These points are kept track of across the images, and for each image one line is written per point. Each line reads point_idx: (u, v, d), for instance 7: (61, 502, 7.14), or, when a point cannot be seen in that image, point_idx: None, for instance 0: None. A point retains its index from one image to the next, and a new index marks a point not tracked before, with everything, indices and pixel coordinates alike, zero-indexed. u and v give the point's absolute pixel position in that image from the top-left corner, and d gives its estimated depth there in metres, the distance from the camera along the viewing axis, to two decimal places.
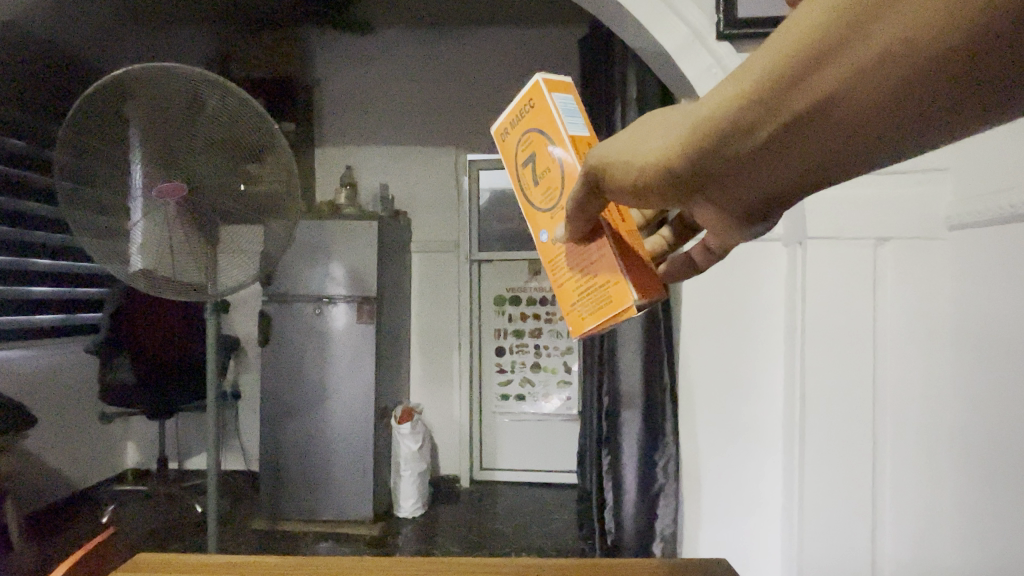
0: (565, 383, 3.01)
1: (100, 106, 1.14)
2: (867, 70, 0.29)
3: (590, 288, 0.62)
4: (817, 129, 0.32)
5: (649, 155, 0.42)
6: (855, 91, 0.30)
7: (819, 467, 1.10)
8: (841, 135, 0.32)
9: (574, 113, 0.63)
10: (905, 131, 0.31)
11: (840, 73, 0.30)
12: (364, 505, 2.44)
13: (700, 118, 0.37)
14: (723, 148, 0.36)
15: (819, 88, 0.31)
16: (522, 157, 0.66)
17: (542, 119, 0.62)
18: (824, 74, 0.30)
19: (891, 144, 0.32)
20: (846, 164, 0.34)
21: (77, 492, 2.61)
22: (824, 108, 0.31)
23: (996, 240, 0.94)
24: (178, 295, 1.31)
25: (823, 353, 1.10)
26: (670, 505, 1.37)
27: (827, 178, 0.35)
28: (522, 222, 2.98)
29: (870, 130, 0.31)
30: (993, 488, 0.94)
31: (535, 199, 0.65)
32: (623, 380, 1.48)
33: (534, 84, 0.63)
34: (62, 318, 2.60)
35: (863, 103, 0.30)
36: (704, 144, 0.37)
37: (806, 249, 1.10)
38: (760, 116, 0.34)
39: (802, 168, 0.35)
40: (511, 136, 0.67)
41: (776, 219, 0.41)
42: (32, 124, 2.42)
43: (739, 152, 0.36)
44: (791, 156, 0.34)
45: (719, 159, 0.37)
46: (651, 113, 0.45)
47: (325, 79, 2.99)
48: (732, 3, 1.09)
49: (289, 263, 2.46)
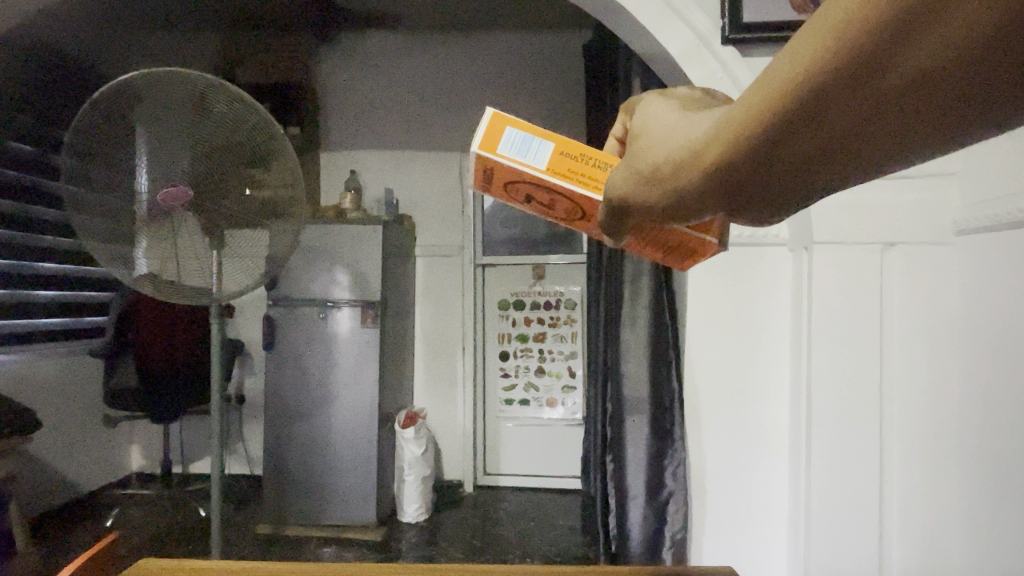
0: (570, 388, 2.98)
1: (106, 112, 1.15)
2: (892, 99, 0.30)
3: (666, 247, 0.62)
4: (842, 154, 0.34)
5: (671, 167, 0.42)
6: (879, 117, 0.31)
7: (827, 476, 1.09)
8: (865, 156, 0.34)
9: (530, 145, 0.62)
10: (918, 134, 0.32)
11: (862, 102, 0.31)
12: (368, 510, 2.43)
13: (721, 145, 0.38)
14: (750, 175, 0.37)
15: (842, 117, 0.32)
16: (520, 200, 0.65)
17: (510, 175, 0.62)
18: (848, 105, 0.31)
19: (904, 147, 0.33)
20: (860, 168, 0.34)
21: (81, 496, 2.61)
22: (847, 135, 0.33)
23: (1005, 246, 0.93)
24: (184, 299, 1.33)
25: (832, 360, 1.09)
26: (679, 512, 1.30)
27: (840, 182, 0.36)
28: (525, 227, 3.02)
29: (889, 152, 0.33)
30: (999, 494, 0.94)
31: (560, 216, 0.65)
32: (629, 386, 1.47)
33: (478, 156, 0.61)
34: (67, 322, 2.61)
35: (888, 127, 0.32)
36: (729, 172, 0.38)
37: (812, 253, 1.10)
38: (789, 139, 0.34)
39: (817, 174, 0.36)
40: (495, 191, 0.66)
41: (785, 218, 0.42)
42: (39, 128, 2.43)
43: (768, 175, 0.37)
44: (816, 178, 0.36)
45: (747, 186, 0.38)
46: (661, 130, 0.45)
47: (330, 83, 3.00)
48: (736, 9, 1.09)
49: (294, 267, 2.47)
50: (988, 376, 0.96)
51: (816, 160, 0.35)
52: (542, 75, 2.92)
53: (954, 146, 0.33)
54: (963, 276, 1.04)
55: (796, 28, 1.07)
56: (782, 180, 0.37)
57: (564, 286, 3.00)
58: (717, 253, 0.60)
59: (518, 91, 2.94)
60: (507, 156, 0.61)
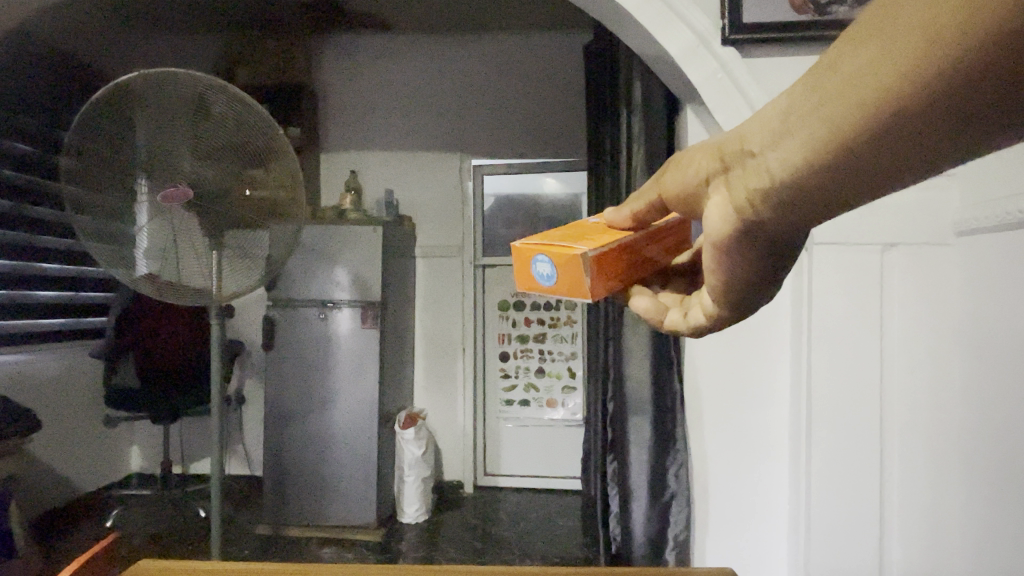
0: (570, 389, 3.00)
1: (103, 114, 1.15)
2: (892, 56, 0.29)
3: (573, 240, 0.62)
4: (835, 115, 0.33)
5: (717, 139, 0.45)
6: (872, 81, 0.30)
7: (826, 476, 1.09)
8: (853, 128, 0.32)
9: None
10: (920, 111, 0.30)
11: (870, 56, 0.30)
12: (368, 511, 2.43)
13: (764, 110, 0.40)
14: (764, 127, 0.39)
15: (849, 70, 0.32)
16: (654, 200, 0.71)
17: None
18: (859, 57, 0.31)
19: (903, 128, 0.31)
20: (865, 147, 0.33)
21: (80, 496, 2.61)
22: (841, 93, 0.32)
23: (1004, 247, 0.93)
24: (184, 300, 1.32)
25: (831, 358, 1.09)
26: (682, 513, 1.36)
27: (845, 164, 0.34)
28: (525, 228, 3.03)
29: (876, 134, 0.32)
30: (999, 493, 0.93)
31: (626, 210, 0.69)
32: (631, 388, 1.45)
33: None
34: (68, 323, 2.62)
35: (883, 94, 0.30)
36: (755, 123, 0.40)
37: (812, 254, 1.09)
38: (808, 95, 0.35)
39: (821, 148, 0.34)
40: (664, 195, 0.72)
41: (801, 215, 0.40)
42: (38, 130, 2.43)
43: (785, 139, 0.37)
44: (804, 145, 0.35)
45: (758, 140, 0.39)
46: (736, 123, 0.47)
47: (331, 84, 3.00)
48: (736, 10, 1.10)
49: (294, 267, 2.46)
50: (989, 375, 0.96)
51: (812, 118, 0.34)
52: (542, 75, 2.92)
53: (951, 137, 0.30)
54: (962, 277, 1.04)
55: (796, 28, 1.08)
56: (781, 139, 0.37)
57: None
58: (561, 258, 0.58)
59: (518, 91, 2.94)
60: None
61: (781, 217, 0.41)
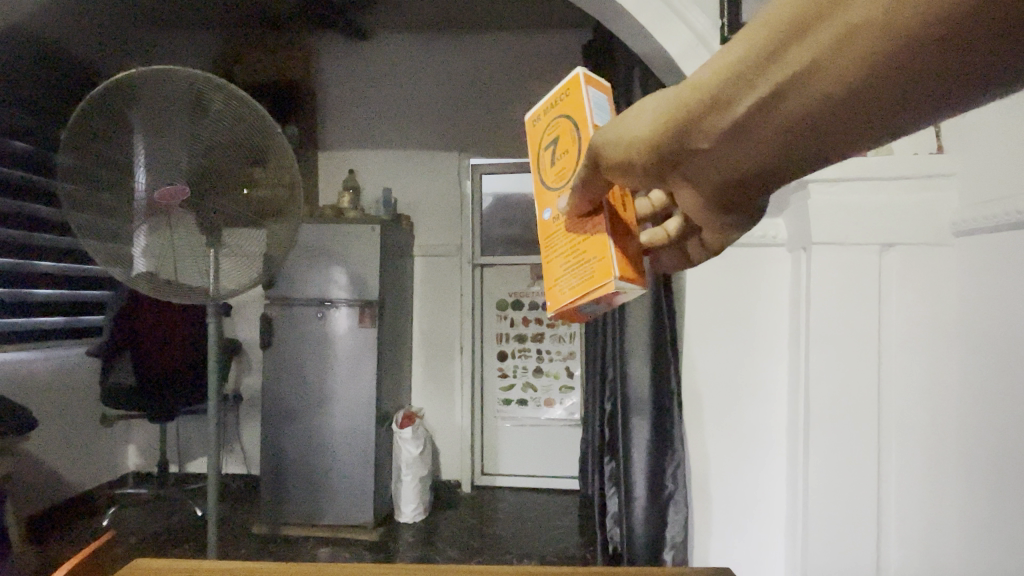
0: (568, 388, 3.00)
1: (99, 117, 1.14)
2: (842, 55, 0.31)
3: (576, 266, 0.59)
4: (794, 105, 0.35)
5: (646, 129, 0.46)
6: (826, 76, 0.32)
7: (822, 476, 1.09)
8: (810, 115, 0.35)
9: (606, 108, 0.60)
10: (876, 104, 0.32)
11: (818, 48, 0.32)
12: (365, 510, 2.43)
13: (697, 103, 0.41)
14: (709, 122, 0.40)
15: (800, 60, 0.33)
16: (547, 140, 0.63)
17: (573, 105, 0.60)
18: (810, 52, 0.33)
19: (862, 118, 0.33)
20: (825, 136, 0.35)
21: (77, 495, 2.60)
22: (798, 83, 0.34)
23: (1009, 245, 0.91)
24: (180, 299, 1.31)
25: (826, 356, 1.09)
26: (680, 513, 1.31)
27: (806, 149, 0.37)
28: (523, 227, 3.03)
29: (835, 122, 0.34)
30: (998, 494, 0.92)
31: (549, 176, 0.63)
32: (632, 388, 1.44)
33: (573, 75, 0.61)
34: (66, 321, 2.62)
35: (839, 85, 0.32)
36: (693, 114, 0.41)
37: (812, 253, 1.10)
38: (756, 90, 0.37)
39: (783, 136, 0.37)
40: (543, 120, 0.65)
41: (765, 189, 0.43)
42: (35, 127, 2.43)
43: (740, 132, 0.39)
44: (764, 136, 0.38)
45: (705, 135, 0.41)
46: (652, 99, 0.47)
47: (330, 82, 2.99)
48: (736, 10, 1.10)
49: (292, 266, 2.46)
50: (987, 374, 0.96)
51: (771, 107, 0.36)
52: (542, 74, 2.92)
53: (901, 122, 0.33)
54: (961, 277, 1.04)
55: None
56: (736, 130, 0.39)
57: None
58: (599, 296, 0.56)
59: (518, 91, 2.94)
60: (590, 95, 0.59)
61: (747, 191, 0.44)
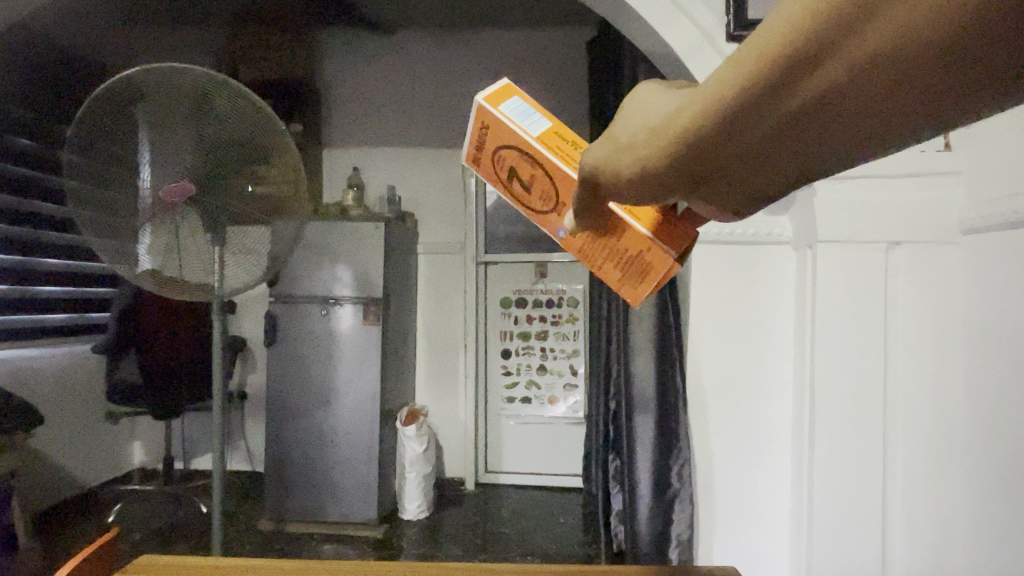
0: (572, 387, 2.99)
1: (103, 116, 1.14)
2: (864, 78, 0.28)
3: (626, 262, 0.60)
4: (813, 131, 0.31)
5: (638, 161, 0.41)
6: (850, 101, 0.29)
7: (829, 476, 1.09)
8: (834, 138, 0.31)
9: (526, 112, 0.64)
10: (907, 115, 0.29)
11: (830, 76, 0.29)
12: (369, 507, 2.43)
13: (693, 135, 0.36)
14: (714, 157, 0.36)
15: (812, 89, 0.30)
16: (503, 173, 0.64)
17: (502, 132, 0.62)
18: (823, 78, 0.29)
19: (892, 130, 0.30)
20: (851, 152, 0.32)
21: (82, 491, 2.61)
22: (815, 112, 0.30)
23: (1016, 244, 0.90)
24: (186, 296, 1.31)
25: (832, 355, 1.09)
26: (685, 511, 1.30)
27: (829, 165, 0.34)
28: (527, 225, 3.02)
29: (866, 137, 0.31)
30: (1007, 496, 0.91)
31: (533, 203, 0.64)
32: (636, 386, 1.44)
33: (479, 106, 0.63)
34: (72, 318, 2.64)
35: (864, 107, 0.29)
36: (693, 149, 0.36)
37: (817, 252, 1.09)
38: (760, 121, 0.32)
39: (803, 157, 0.33)
40: (483, 162, 0.65)
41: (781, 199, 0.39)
42: (40, 124, 2.45)
43: (754, 160, 0.35)
44: (781, 161, 0.34)
45: (711, 166, 0.37)
46: (634, 119, 0.43)
47: (335, 79, 3.00)
48: (742, 7, 1.09)
49: (296, 264, 2.46)
50: (997, 377, 0.95)
51: (784, 137, 0.32)
52: (545, 71, 2.91)
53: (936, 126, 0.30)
54: (966, 276, 1.03)
55: None
56: (748, 160, 0.35)
57: (566, 283, 3.00)
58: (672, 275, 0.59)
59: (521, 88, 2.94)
60: (507, 116, 0.62)
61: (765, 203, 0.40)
